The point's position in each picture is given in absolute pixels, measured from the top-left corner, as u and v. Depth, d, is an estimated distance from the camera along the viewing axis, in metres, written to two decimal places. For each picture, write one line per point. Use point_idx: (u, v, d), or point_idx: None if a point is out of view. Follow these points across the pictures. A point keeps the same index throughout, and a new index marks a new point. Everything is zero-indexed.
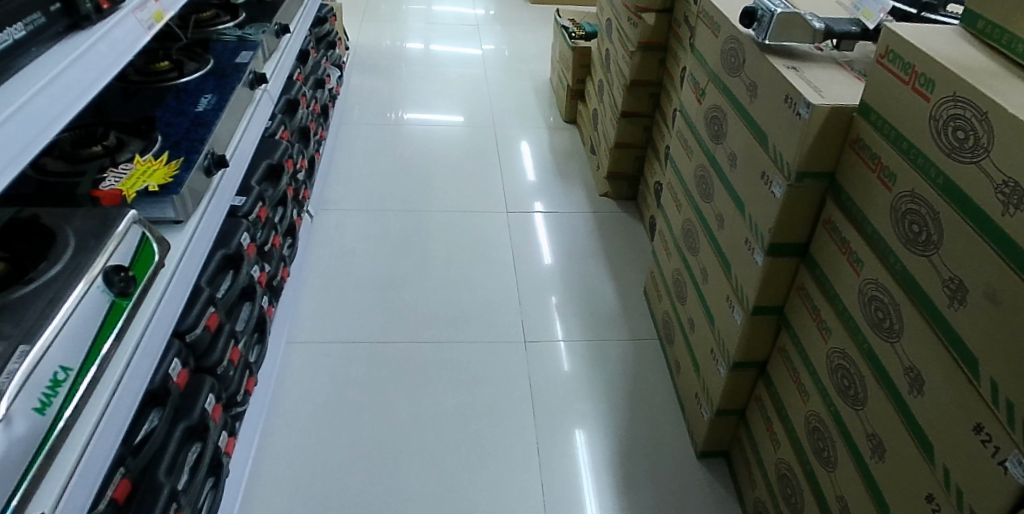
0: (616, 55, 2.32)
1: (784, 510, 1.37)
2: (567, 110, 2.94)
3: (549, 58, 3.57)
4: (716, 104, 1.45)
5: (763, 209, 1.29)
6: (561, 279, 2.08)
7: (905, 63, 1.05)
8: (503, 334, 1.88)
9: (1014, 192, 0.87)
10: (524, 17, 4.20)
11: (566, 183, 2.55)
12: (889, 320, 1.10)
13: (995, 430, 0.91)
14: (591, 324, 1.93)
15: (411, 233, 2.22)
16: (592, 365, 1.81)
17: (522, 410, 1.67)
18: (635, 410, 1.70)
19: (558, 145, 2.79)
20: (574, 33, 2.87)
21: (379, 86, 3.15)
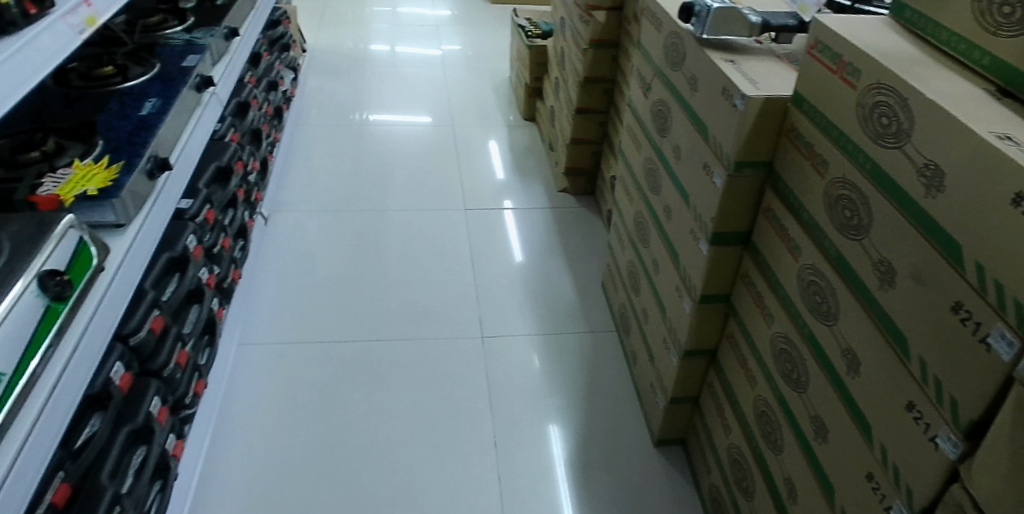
0: (570, 52, 2.34)
1: (737, 495, 1.39)
2: (526, 108, 2.96)
3: (509, 57, 3.58)
4: (661, 98, 1.46)
5: (705, 199, 1.31)
6: (519, 275, 2.10)
7: (833, 53, 1.08)
8: (459, 331, 1.89)
9: (935, 175, 0.92)
10: (482, 16, 4.22)
11: (526, 180, 2.56)
12: (826, 304, 1.14)
13: (926, 408, 0.96)
14: (547, 319, 1.94)
15: (369, 233, 2.23)
16: (548, 360, 1.81)
17: (479, 407, 1.68)
18: (590, 402, 1.71)
19: (517, 143, 2.81)
20: (531, 32, 2.89)
21: (337, 88, 3.14)
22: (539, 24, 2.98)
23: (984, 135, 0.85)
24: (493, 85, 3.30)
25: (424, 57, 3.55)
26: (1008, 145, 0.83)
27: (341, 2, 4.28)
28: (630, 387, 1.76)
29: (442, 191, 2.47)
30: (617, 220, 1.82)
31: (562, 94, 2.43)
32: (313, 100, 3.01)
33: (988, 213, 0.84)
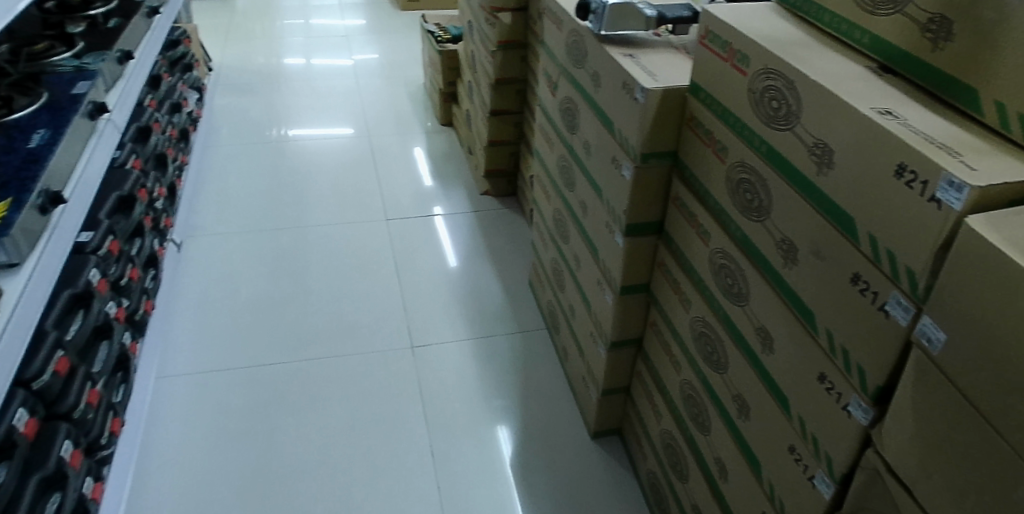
0: (480, 54, 2.35)
1: (674, 479, 1.42)
2: (442, 113, 2.96)
3: (421, 63, 3.57)
4: (568, 95, 1.48)
5: (616, 192, 1.33)
6: (446, 281, 2.09)
7: (722, 42, 1.12)
8: (388, 342, 1.87)
9: (825, 153, 0.98)
10: (392, 24, 4.19)
11: (447, 185, 2.57)
12: (736, 285, 1.18)
13: (836, 378, 1.03)
14: (477, 323, 1.94)
15: (290, 249, 2.19)
16: (480, 364, 1.81)
17: (414, 418, 1.67)
18: (525, 401, 1.72)
19: (436, 149, 2.81)
20: (441, 36, 2.89)
21: (247, 105, 3.08)
22: (449, 29, 2.97)
23: (866, 112, 0.92)
24: (408, 92, 3.29)
25: (336, 69, 3.51)
26: (887, 121, 0.90)
27: (244, 19, 4.18)
28: (564, 383, 1.78)
29: (364, 202, 2.44)
30: (538, 219, 1.83)
31: (476, 98, 2.44)
32: (223, 121, 2.94)
33: (877, 187, 0.91)
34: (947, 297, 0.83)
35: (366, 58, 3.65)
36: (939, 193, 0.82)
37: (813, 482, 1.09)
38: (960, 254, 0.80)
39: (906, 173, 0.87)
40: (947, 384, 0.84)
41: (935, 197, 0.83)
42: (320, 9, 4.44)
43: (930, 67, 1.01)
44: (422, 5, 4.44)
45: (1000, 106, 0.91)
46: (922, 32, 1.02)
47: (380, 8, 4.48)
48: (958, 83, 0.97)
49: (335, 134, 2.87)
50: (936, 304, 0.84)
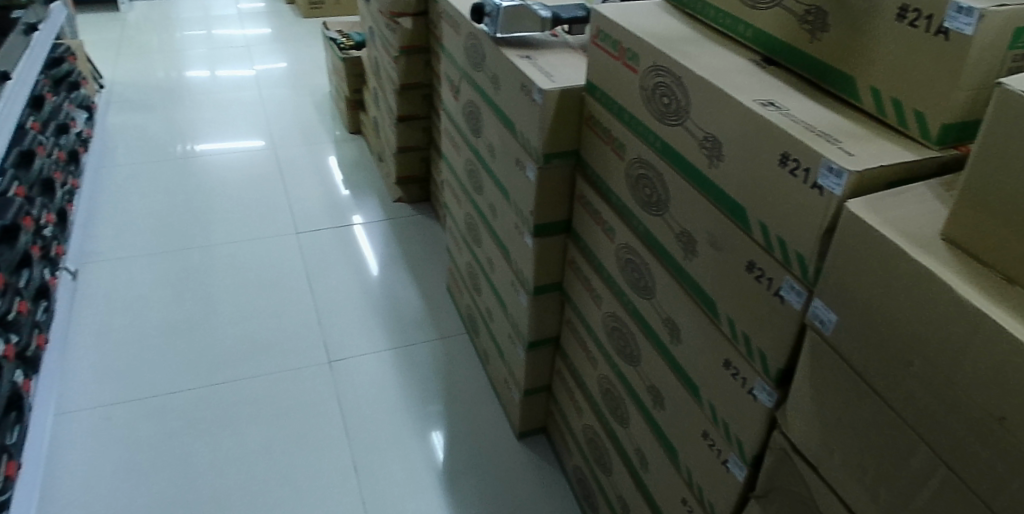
0: (383, 60, 2.35)
1: (599, 472, 1.45)
2: (350, 120, 2.97)
3: (327, 71, 3.54)
4: (470, 99, 1.47)
5: (523, 193, 1.34)
6: (363, 292, 2.11)
7: (613, 41, 1.14)
8: (305, 359, 1.87)
9: (714, 146, 1.01)
10: (295, 31, 4.12)
11: (359, 195, 2.58)
12: (643, 279, 1.21)
13: (740, 363, 1.06)
14: (398, 332, 1.96)
15: (196, 271, 2.17)
16: (401, 374, 1.83)
17: (335, 434, 1.67)
18: (447, 406, 1.74)
19: (346, 157, 2.82)
20: (344, 43, 2.89)
21: (143, 122, 3.00)
22: (352, 35, 2.97)
23: (750, 105, 0.95)
24: (314, 101, 3.27)
25: (239, 81, 3.43)
26: (770, 114, 0.94)
27: (136, 32, 4.01)
28: (487, 385, 1.81)
29: (271, 218, 2.43)
30: (451, 224, 1.82)
31: (383, 105, 2.46)
32: (119, 140, 2.85)
33: (764, 177, 0.95)
34: (838, 278, 0.88)
35: (270, 68, 3.58)
36: (820, 179, 0.88)
37: (727, 466, 1.12)
38: (846, 237, 0.86)
39: (790, 161, 0.91)
40: (841, 363, 0.91)
41: (818, 184, 0.88)
42: (217, 18, 4.31)
43: (809, 57, 1.06)
44: (325, 13, 4.38)
45: (876, 92, 0.97)
46: (800, 24, 1.06)
47: (280, 16, 4.39)
48: (836, 71, 1.02)
49: (243, 147, 2.84)
50: (828, 286, 0.90)
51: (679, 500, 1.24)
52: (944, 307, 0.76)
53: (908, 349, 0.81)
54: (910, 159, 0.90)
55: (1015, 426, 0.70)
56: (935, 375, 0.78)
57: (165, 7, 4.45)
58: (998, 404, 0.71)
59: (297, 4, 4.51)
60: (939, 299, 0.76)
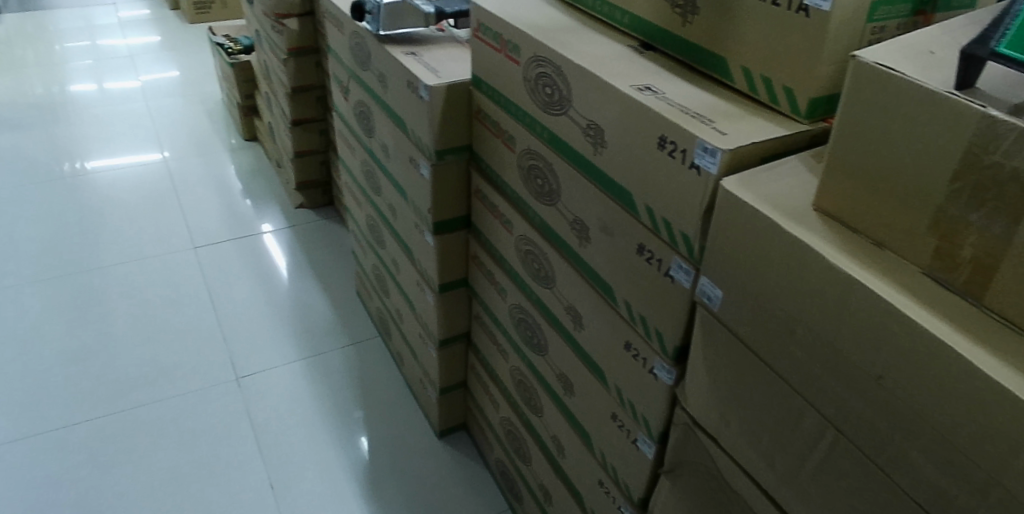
0: (273, 64, 2.36)
1: (518, 461, 1.49)
2: (245, 127, 2.95)
3: (217, 77, 3.47)
4: (360, 99, 1.45)
5: (418, 191, 1.33)
6: (270, 304, 2.13)
7: (494, 34, 1.13)
8: (209, 379, 1.88)
9: (598, 133, 1.02)
10: (181, 37, 3.99)
11: (261, 204, 2.60)
12: (542, 269, 1.22)
13: (640, 344, 1.08)
14: (309, 342, 2.00)
15: (90, 296, 2.13)
16: (312, 383, 1.87)
17: (248, 451, 1.69)
18: (362, 411, 1.80)
19: (243, 165, 2.81)
20: (232, 48, 2.86)
21: (19, 142, 2.86)
22: (240, 39, 2.95)
23: (627, 91, 0.96)
24: (206, 109, 3.20)
25: (126, 94, 3.29)
26: (646, 99, 0.95)
27: (6, 46, 3.78)
28: (403, 385, 1.88)
29: (165, 235, 2.40)
30: (354, 228, 1.80)
31: (276, 109, 2.48)
32: None
33: (645, 161, 0.97)
34: (721, 253, 0.91)
35: (158, 78, 3.45)
36: (697, 159, 0.90)
37: (637, 445, 1.14)
38: (725, 214, 0.88)
39: (668, 144, 0.93)
40: (731, 336, 0.93)
41: (695, 164, 0.90)
42: (95, 27, 4.11)
43: (682, 40, 1.08)
44: (211, 17, 4.24)
45: (748, 72, 1.00)
46: (671, 8, 1.07)
47: (164, 22, 4.23)
48: (709, 53, 1.04)
49: (133, 162, 2.77)
50: (712, 263, 0.92)
51: (597, 483, 1.26)
52: (820, 273, 0.79)
53: (792, 319, 0.84)
54: (781, 133, 0.93)
55: (893, 382, 0.75)
56: (816, 343, 0.82)
57: (36, 18, 4.21)
58: (876, 363, 0.76)
59: (181, 8, 4.35)
60: (818, 268, 0.79)
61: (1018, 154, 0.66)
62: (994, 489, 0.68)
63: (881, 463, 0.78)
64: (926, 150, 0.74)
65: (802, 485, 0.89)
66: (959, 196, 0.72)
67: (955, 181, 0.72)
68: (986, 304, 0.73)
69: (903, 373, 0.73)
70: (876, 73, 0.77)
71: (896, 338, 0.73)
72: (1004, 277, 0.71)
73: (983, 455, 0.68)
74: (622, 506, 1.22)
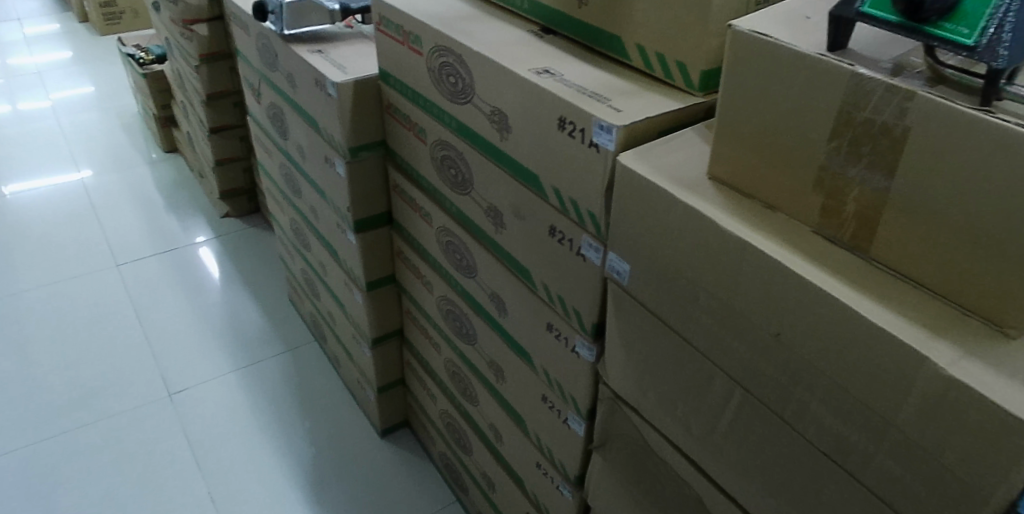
0: (185, 71, 2.37)
1: (459, 451, 1.54)
2: (164, 139, 2.92)
3: (131, 89, 3.41)
4: (272, 102, 1.47)
5: (336, 190, 1.36)
6: (200, 317, 2.13)
7: (395, 26, 1.14)
8: (141, 398, 1.87)
9: (502, 119, 1.03)
10: (90, 50, 3.90)
11: (186, 216, 2.58)
12: (463, 258, 1.25)
13: (561, 324, 1.11)
14: (242, 352, 2.01)
15: (12, 323, 2.09)
16: (248, 393, 1.88)
17: (186, 466, 1.70)
18: (300, 415, 1.82)
19: (165, 178, 2.78)
20: (143, 58, 2.82)
21: None
22: (152, 48, 2.89)
23: (524, 75, 0.97)
24: (122, 122, 3.14)
25: (38, 114, 3.18)
26: (544, 81, 0.97)
27: None
28: (342, 386, 1.91)
29: (85, 255, 2.36)
30: (280, 233, 1.84)
31: (193, 118, 2.49)
32: None
33: (547, 143, 0.98)
34: (624, 227, 0.92)
35: (70, 95, 3.35)
36: (596, 137, 0.91)
37: (568, 424, 1.17)
38: (624, 189, 0.90)
39: (567, 124, 0.94)
40: (641, 308, 0.95)
41: (593, 142, 0.91)
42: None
43: (578, 21, 1.09)
44: (123, 28, 4.17)
45: (642, 49, 1.02)
46: None
47: (74, 36, 4.13)
48: (605, 33, 1.06)
49: (46, 186, 2.68)
50: (617, 238, 0.94)
51: (535, 465, 1.29)
52: (713, 237, 0.81)
53: (695, 285, 0.86)
54: (676, 107, 0.95)
55: (789, 337, 0.76)
56: (718, 305, 0.83)
57: None
58: (771, 319, 0.78)
59: (91, 20, 4.26)
60: (710, 233, 0.81)
61: (888, 107, 0.67)
62: (889, 429, 0.69)
63: (787, 417, 0.80)
64: (804, 110, 0.75)
65: (718, 446, 0.91)
66: (837, 152, 0.74)
67: (833, 139, 0.74)
68: (873, 256, 0.75)
69: (797, 327, 0.75)
70: (751, 40, 0.78)
71: (786, 296, 0.75)
72: (887, 228, 0.72)
73: (874, 397, 0.70)
74: (560, 486, 1.25)
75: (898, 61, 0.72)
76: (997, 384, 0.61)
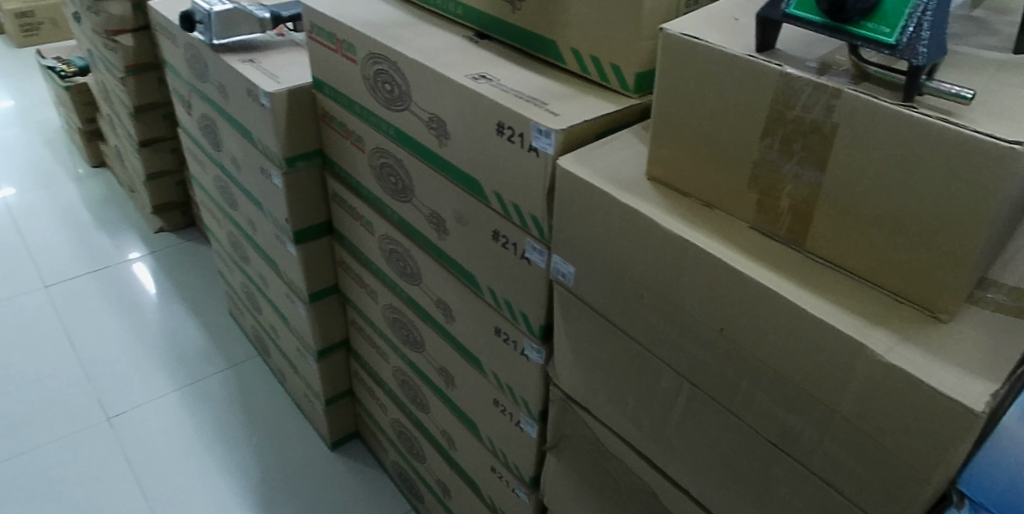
0: (110, 83, 2.29)
1: (412, 459, 1.53)
2: (90, 153, 2.81)
3: (52, 102, 3.26)
4: (203, 113, 1.43)
5: (274, 201, 1.33)
6: (136, 336, 2.05)
7: (328, 34, 1.12)
8: (76, 423, 1.80)
9: (439, 126, 1.02)
10: (5, 63, 3.71)
11: (117, 232, 2.49)
12: (407, 266, 1.24)
13: (508, 328, 1.11)
14: (182, 370, 1.94)
15: None
16: (191, 412, 1.83)
17: (127, 492, 1.64)
18: (246, 431, 1.78)
19: (93, 194, 2.68)
20: (64, 70, 2.70)
21: None
22: (73, 59, 2.77)
23: (460, 81, 0.97)
24: (44, 137, 3.01)
25: None
26: (480, 86, 0.96)
27: None
28: (289, 400, 1.87)
29: (8, 277, 2.24)
30: (218, 247, 1.78)
31: (120, 131, 2.40)
32: None
33: (487, 149, 0.98)
34: (566, 230, 0.93)
35: None
36: (534, 142, 0.91)
37: (521, 426, 1.17)
38: (565, 193, 0.90)
39: (506, 129, 0.94)
40: (587, 309, 0.96)
41: (533, 146, 0.92)
42: None
43: (512, 27, 1.09)
44: (41, 40, 3.99)
45: (577, 53, 1.02)
46: None
47: None
48: (539, 38, 1.06)
49: None
50: (561, 241, 0.95)
51: (490, 469, 1.29)
52: (653, 237, 0.82)
53: (639, 285, 0.87)
54: (612, 109, 0.96)
55: (733, 332, 0.78)
56: (661, 303, 0.85)
57: None
58: (716, 315, 0.79)
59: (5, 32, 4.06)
60: (651, 233, 0.83)
61: (816, 106, 0.69)
62: (833, 417, 0.71)
63: (735, 409, 0.82)
64: (737, 110, 0.77)
65: (669, 440, 0.93)
66: (770, 149, 0.76)
67: (765, 137, 0.75)
68: (809, 250, 0.77)
69: (739, 322, 0.77)
70: (682, 44, 0.79)
71: (728, 291, 0.76)
72: (820, 221, 0.74)
73: (817, 386, 0.72)
74: (516, 488, 1.25)
75: (824, 61, 0.74)
76: (931, 368, 0.63)
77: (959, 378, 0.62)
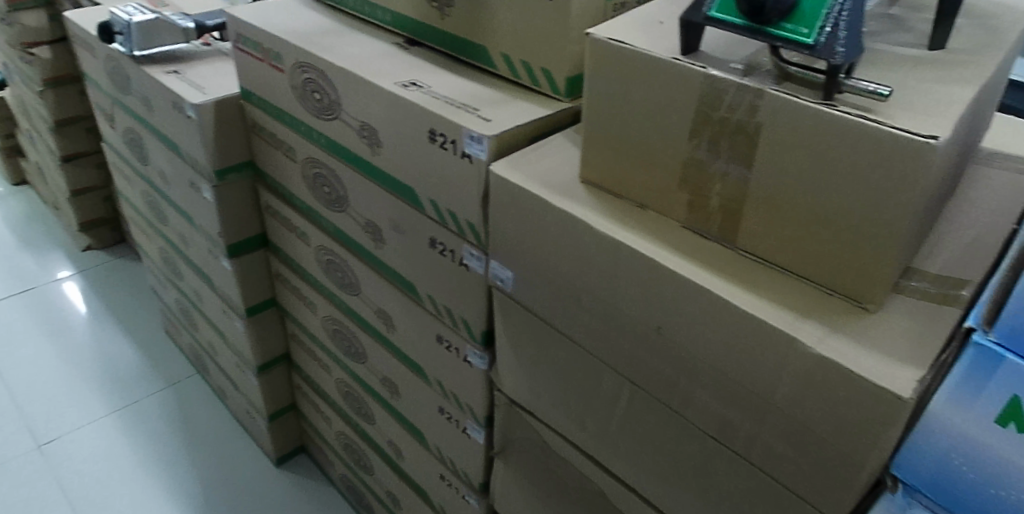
0: (29, 98, 2.20)
1: (359, 470, 1.51)
2: (10, 171, 2.69)
3: None
4: (128, 126, 1.38)
5: (206, 214, 1.29)
6: (66, 359, 1.97)
7: (253, 43, 1.09)
8: (4, 453, 1.71)
9: (370, 134, 1.01)
10: None
11: (43, 252, 2.39)
12: (345, 276, 1.22)
13: (449, 335, 1.10)
14: (117, 392, 1.88)
15: None
16: (128, 434, 1.76)
17: None
18: (187, 451, 1.73)
19: (15, 214, 2.56)
20: None
21: None
22: None
23: (390, 88, 0.96)
24: None
25: None
26: (410, 94, 0.96)
27: None
28: (231, 417, 1.82)
29: None
30: (151, 263, 1.73)
31: (41, 147, 2.31)
32: None
33: (419, 157, 0.97)
34: (501, 235, 0.93)
35: None
36: (467, 148, 0.91)
37: (467, 432, 1.17)
38: (498, 198, 0.90)
39: (438, 136, 0.93)
40: (526, 313, 0.96)
41: (465, 153, 0.91)
42: None
43: (441, 33, 1.09)
44: None
45: (507, 58, 1.02)
46: (427, 3, 1.08)
47: None
48: (468, 44, 1.06)
49: None
50: (496, 247, 0.95)
51: (438, 477, 1.28)
52: (586, 240, 0.83)
53: (575, 287, 0.87)
54: (543, 113, 0.96)
55: (669, 330, 0.79)
56: (598, 305, 0.85)
57: None
58: (652, 314, 0.80)
59: None
60: (584, 236, 0.83)
61: (740, 106, 0.71)
62: (769, 410, 0.73)
63: (675, 405, 0.83)
64: (664, 111, 0.78)
65: (613, 439, 0.94)
66: (699, 149, 0.77)
67: (693, 137, 0.76)
68: (739, 245, 0.79)
69: (673, 320, 0.78)
70: (607, 48, 0.80)
71: (663, 290, 0.77)
72: (749, 218, 0.76)
73: (752, 380, 0.73)
74: (465, 495, 1.25)
75: (747, 62, 0.76)
76: (858, 358, 0.65)
77: (884, 366, 0.64)
